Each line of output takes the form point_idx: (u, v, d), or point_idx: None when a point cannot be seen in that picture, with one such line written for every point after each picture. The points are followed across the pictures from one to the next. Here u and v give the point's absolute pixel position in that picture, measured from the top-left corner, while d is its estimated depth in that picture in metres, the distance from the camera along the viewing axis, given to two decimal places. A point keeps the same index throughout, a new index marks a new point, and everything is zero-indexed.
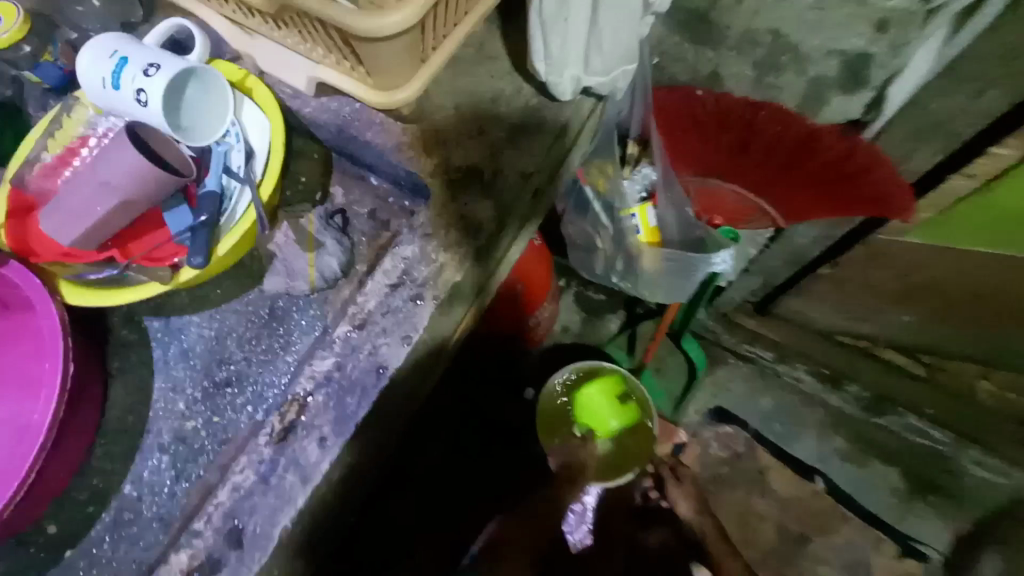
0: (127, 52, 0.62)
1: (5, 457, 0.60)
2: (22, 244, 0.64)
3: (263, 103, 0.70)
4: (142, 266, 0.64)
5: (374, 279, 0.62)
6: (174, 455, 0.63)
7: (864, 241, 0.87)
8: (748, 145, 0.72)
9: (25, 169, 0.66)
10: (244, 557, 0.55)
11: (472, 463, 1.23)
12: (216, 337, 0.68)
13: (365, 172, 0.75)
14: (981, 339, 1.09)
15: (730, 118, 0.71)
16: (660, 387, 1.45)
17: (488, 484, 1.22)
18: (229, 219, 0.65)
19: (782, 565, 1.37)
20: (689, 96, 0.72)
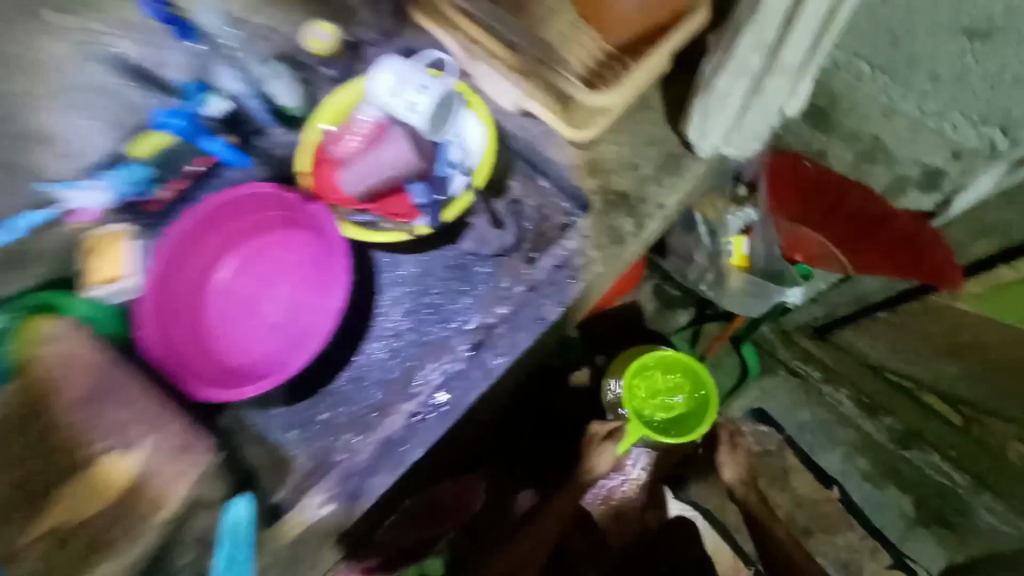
0: (405, 72, 0.90)
1: (291, 317, 0.99)
2: (316, 190, 0.97)
3: (480, 114, 0.95)
4: (389, 219, 0.95)
5: (545, 258, 0.91)
6: (390, 345, 0.96)
7: (923, 297, 1.09)
8: (834, 207, 0.95)
9: (320, 137, 0.97)
10: (444, 416, 0.85)
11: (538, 406, 1.48)
12: (422, 272, 0.99)
13: (535, 174, 0.99)
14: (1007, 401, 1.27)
15: (826, 185, 0.94)
16: (713, 381, 1.68)
17: (550, 429, 1.46)
18: (447, 196, 0.94)
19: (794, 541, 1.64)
20: (795, 162, 0.96)
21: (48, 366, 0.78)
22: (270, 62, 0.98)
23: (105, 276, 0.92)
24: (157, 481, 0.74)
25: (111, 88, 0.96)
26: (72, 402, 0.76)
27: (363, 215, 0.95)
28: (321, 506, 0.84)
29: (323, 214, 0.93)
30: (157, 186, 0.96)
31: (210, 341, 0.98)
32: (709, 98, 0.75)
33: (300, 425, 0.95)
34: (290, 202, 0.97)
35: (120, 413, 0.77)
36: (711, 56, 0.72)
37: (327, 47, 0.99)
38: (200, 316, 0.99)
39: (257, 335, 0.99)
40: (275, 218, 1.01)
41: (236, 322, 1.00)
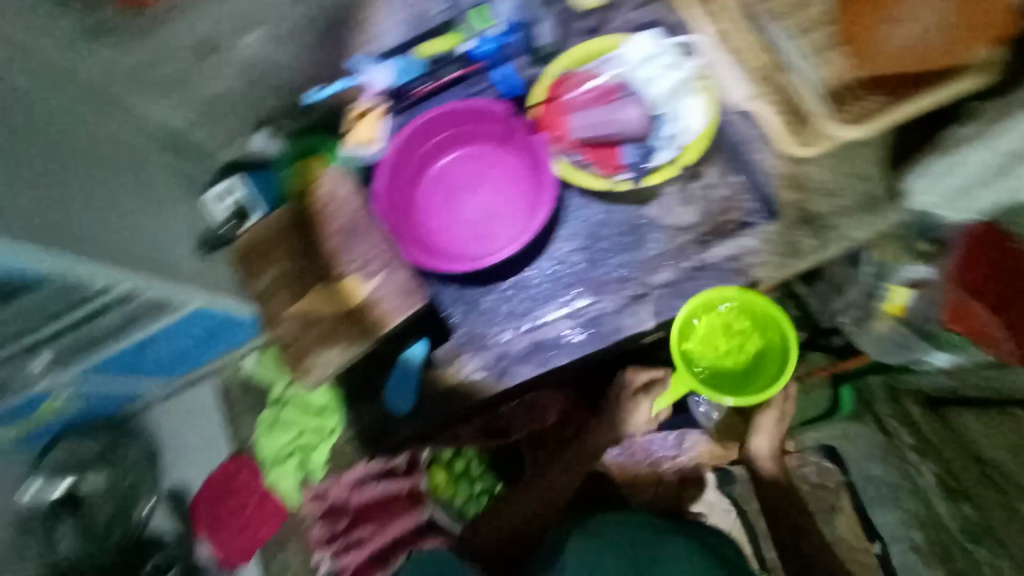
0: (662, 50, 1.07)
1: (482, 218, 1.16)
2: (541, 121, 1.12)
3: (706, 101, 1.05)
4: (596, 167, 1.09)
5: (719, 247, 1.06)
6: (556, 270, 1.12)
7: None
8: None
9: (560, 78, 1.11)
10: (593, 340, 1.07)
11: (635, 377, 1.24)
12: (602, 220, 1.12)
13: (733, 168, 1.09)
14: None
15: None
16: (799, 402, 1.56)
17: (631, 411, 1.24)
18: (654, 162, 1.07)
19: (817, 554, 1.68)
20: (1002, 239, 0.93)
21: (324, 198, 1.02)
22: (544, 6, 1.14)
23: (360, 139, 1.15)
24: (381, 306, 0.97)
25: None
26: (334, 230, 1.01)
27: (574, 155, 1.10)
28: (476, 369, 1.08)
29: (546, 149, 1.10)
30: (422, 81, 1.14)
31: (415, 213, 1.17)
32: (941, 160, 0.79)
33: (464, 303, 1.14)
34: (518, 124, 1.12)
35: (364, 248, 1.00)
36: (975, 120, 0.74)
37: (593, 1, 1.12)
38: (413, 191, 1.18)
39: (451, 222, 1.16)
40: (496, 131, 1.16)
41: (437, 205, 1.17)
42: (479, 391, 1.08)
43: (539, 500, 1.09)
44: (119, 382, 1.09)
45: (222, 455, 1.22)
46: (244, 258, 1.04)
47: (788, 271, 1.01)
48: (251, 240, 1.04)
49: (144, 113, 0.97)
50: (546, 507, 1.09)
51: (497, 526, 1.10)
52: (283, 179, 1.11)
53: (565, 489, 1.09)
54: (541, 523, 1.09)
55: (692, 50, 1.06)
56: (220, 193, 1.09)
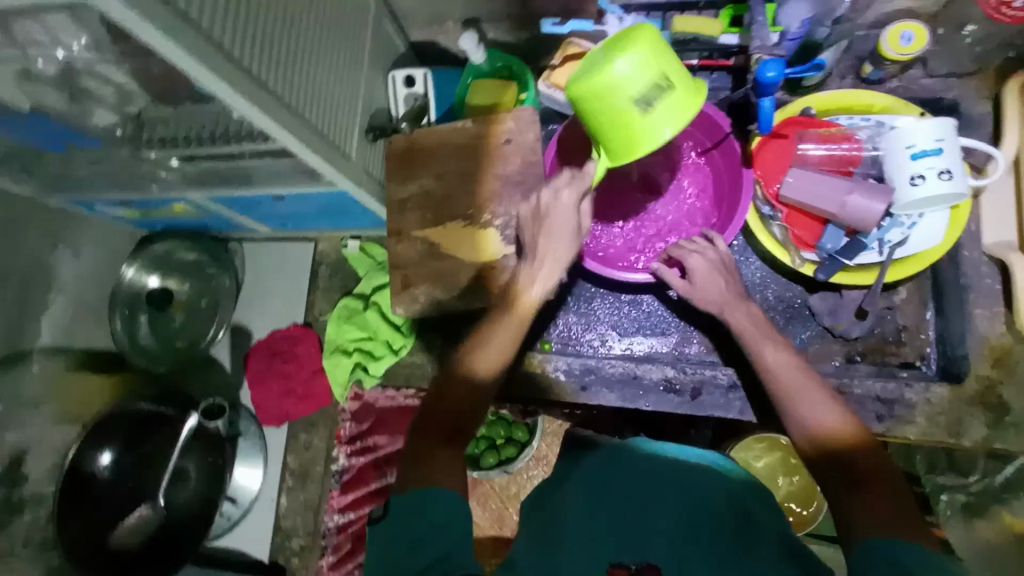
0: (946, 146, 0.83)
1: (635, 218, 1.03)
2: (756, 155, 0.96)
3: (953, 221, 0.89)
4: (789, 235, 0.95)
5: (872, 382, 0.93)
6: (683, 309, 1.02)
7: None
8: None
9: (801, 120, 0.94)
10: (687, 403, 0.97)
11: None
12: (759, 282, 1.02)
13: (928, 304, 0.96)
14: None
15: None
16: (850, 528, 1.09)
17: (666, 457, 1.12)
18: (852, 261, 0.91)
19: None
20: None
21: (504, 136, 0.95)
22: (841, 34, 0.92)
23: (557, 82, 1.02)
24: (505, 274, 0.91)
25: None
26: (495, 171, 0.94)
27: (769, 208, 0.96)
28: (559, 371, 1.01)
29: (744, 193, 0.93)
30: None
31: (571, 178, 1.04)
32: None
33: (575, 298, 1.06)
34: (727, 149, 0.98)
35: (516, 205, 0.92)
36: None
37: (907, 52, 0.88)
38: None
39: (602, 209, 1.04)
40: (699, 141, 1.02)
41: (592, 185, 1.04)
42: (556, 392, 1.01)
43: (467, 383, 0.70)
44: (238, 213, 1.10)
45: (294, 319, 1.22)
46: (396, 157, 0.98)
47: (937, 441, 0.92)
48: (411, 142, 0.98)
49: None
50: (478, 403, 0.69)
51: (425, 420, 0.66)
52: (464, 90, 1.04)
53: (503, 359, 0.72)
54: (472, 409, 0.68)
55: (981, 166, 0.92)
56: (403, 79, 1.04)
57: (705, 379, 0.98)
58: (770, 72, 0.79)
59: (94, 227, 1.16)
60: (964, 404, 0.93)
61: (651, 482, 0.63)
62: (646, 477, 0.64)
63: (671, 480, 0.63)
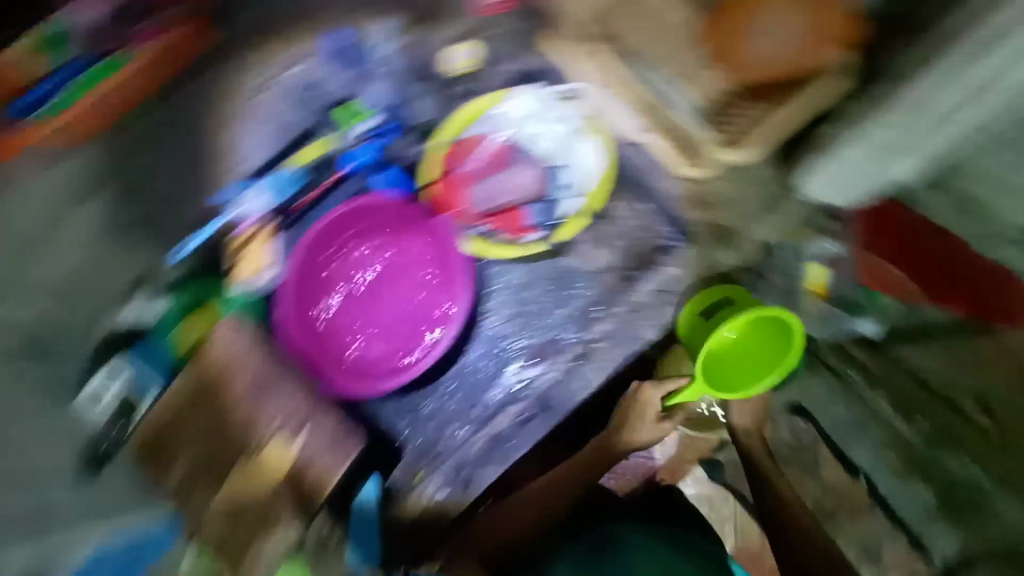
0: (543, 103, 1.02)
1: (395, 318, 1.04)
2: (438, 200, 1.04)
3: (602, 142, 1.02)
4: (506, 235, 1.04)
5: (647, 284, 1.04)
6: (492, 350, 1.07)
7: None
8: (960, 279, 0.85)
9: (445, 151, 1.03)
10: (548, 414, 1.06)
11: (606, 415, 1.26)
12: (524, 284, 1.07)
13: (634, 197, 1.05)
14: None
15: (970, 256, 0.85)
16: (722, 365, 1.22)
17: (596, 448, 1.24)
18: (559, 216, 1.03)
19: None
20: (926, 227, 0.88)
21: (220, 360, 0.92)
22: (411, 75, 1.01)
23: (250, 273, 0.99)
24: (312, 468, 0.94)
25: (278, 104, 0.98)
26: (238, 394, 0.92)
27: (478, 228, 1.04)
28: (438, 487, 1.05)
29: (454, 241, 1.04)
30: (301, 193, 1.02)
31: (326, 336, 1.02)
32: (836, 165, 0.80)
33: (408, 414, 1.07)
34: (417, 216, 1.04)
35: (283, 408, 0.94)
36: (841, 120, 0.79)
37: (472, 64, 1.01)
38: (318, 315, 1.02)
39: (369, 338, 1.04)
40: (389, 221, 1.03)
41: (347, 327, 1.03)
42: (446, 507, 1.05)
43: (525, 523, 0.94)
44: None
45: None
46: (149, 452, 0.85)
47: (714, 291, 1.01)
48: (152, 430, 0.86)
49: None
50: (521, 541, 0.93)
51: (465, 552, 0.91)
52: (174, 346, 0.93)
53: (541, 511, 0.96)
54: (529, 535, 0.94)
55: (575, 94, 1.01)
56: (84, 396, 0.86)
57: (543, 386, 1.07)
58: (348, 163, 1.02)
59: None
60: (714, 244, 1.07)
61: (651, 550, 0.85)
62: (637, 549, 0.86)
63: (657, 547, 0.86)
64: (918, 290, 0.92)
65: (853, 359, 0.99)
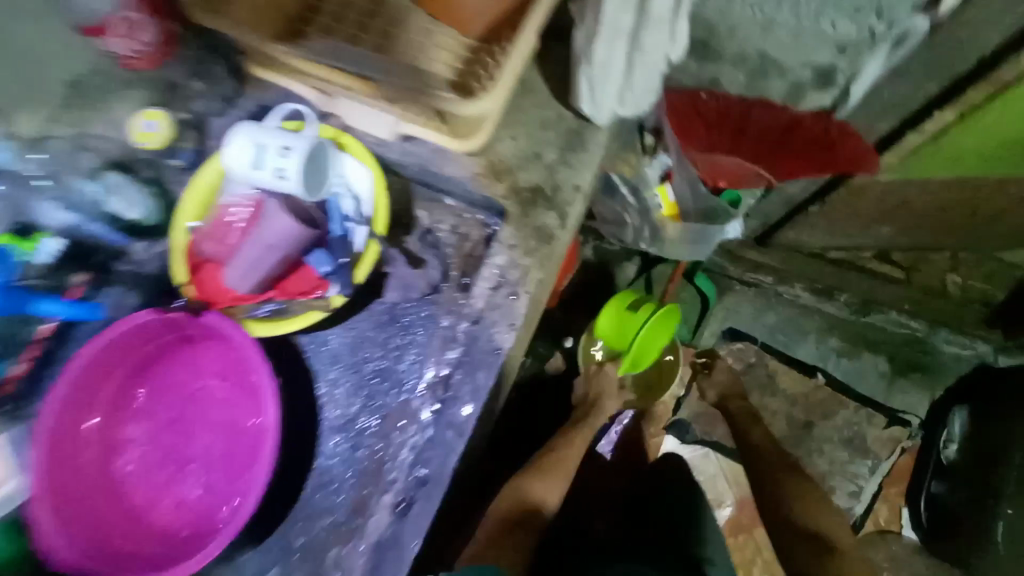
0: (260, 138, 0.78)
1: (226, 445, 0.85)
2: (204, 296, 0.84)
3: (359, 155, 0.87)
4: (299, 300, 0.84)
5: (478, 285, 0.83)
6: (347, 433, 0.88)
7: (827, 197, 1.11)
8: (784, 143, 0.88)
9: (189, 237, 0.83)
10: (430, 492, 0.80)
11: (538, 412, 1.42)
12: (355, 342, 0.91)
13: (438, 195, 0.92)
14: (953, 233, 1.32)
15: (781, 120, 0.86)
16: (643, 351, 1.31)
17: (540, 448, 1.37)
18: (353, 252, 0.85)
19: (764, 391, 1.67)
20: (747, 106, 0.87)
21: None
22: (100, 172, 0.84)
23: None
24: None
25: None
26: None
27: (267, 304, 0.85)
28: None
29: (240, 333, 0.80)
30: (13, 364, 0.80)
31: (142, 498, 0.84)
32: (595, 68, 0.69)
33: (284, 552, 0.86)
34: (182, 321, 0.82)
35: None
36: (584, 21, 0.68)
37: (160, 137, 0.82)
38: (124, 476, 0.84)
39: (194, 482, 0.85)
40: (171, 340, 0.85)
41: (162, 477, 0.85)
42: None
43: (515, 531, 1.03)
44: None
45: None
46: None
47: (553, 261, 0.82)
48: None
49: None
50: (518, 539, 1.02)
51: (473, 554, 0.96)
52: None
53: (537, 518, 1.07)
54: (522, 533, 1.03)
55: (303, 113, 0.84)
56: None
57: (412, 458, 0.82)
58: None
59: None
60: None
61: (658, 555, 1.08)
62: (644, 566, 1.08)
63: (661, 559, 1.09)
64: (750, 164, 0.91)
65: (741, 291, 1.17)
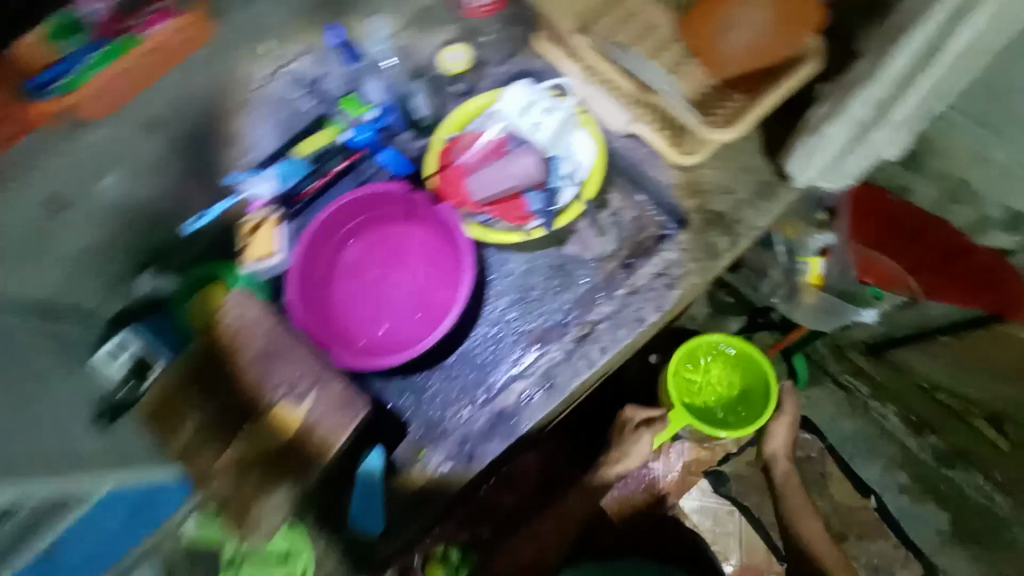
0: (536, 97, 1.09)
1: (409, 299, 1.13)
2: (440, 190, 1.10)
3: (591, 133, 1.08)
4: (506, 221, 1.07)
5: (645, 268, 1.04)
6: (496, 330, 1.11)
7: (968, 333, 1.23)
8: (951, 257, 1.03)
9: (447, 144, 1.10)
10: (552, 396, 0.99)
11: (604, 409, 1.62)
12: (527, 270, 1.12)
13: (635, 190, 1.13)
14: None
15: (951, 239, 1.04)
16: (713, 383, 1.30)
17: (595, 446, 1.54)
18: (561, 205, 1.07)
19: (811, 486, 1.73)
20: (926, 216, 1.06)
21: (232, 330, 0.97)
22: (412, 78, 1.13)
23: (262, 253, 1.09)
24: (319, 428, 0.90)
25: (286, 98, 1.12)
26: (248, 360, 0.94)
27: (482, 216, 1.08)
28: (442, 465, 1.00)
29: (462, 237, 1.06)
30: (309, 180, 1.11)
31: (336, 316, 1.11)
32: (813, 143, 0.85)
33: (415, 393, 1.10)
34: (419, 202, 1.09)
35: (287, 374, 0.94)
36: (827, 100, 0.82)
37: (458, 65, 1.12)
38: (329, 296, 1.12)
39: (382, 315, 1.12)
40: (398, 211, 1.13)
41: (364, 301, 1.13)
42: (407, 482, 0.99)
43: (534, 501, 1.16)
44: None
45: None
46: (152, 415, 0.89)
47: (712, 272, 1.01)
48: (189, 371, 0.93)
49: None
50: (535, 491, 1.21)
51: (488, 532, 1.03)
52: (181, 317, 1.02)
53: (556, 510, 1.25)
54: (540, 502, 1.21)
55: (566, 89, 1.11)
56: (107, 354, 0.94)
57: (540, 369, 1.05)
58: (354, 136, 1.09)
59: None
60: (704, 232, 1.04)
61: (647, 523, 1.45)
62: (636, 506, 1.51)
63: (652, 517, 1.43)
64: (903, 267, 1.09)
65: None
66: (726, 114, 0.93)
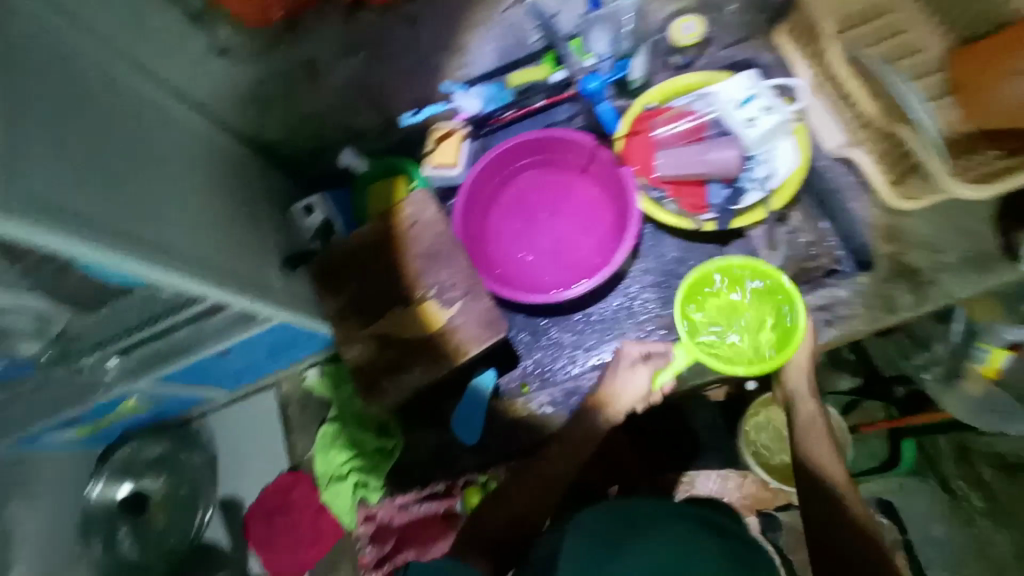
0: (758, 91, 1.03)
1: (558, 247, 1.16)
2: (626, 153, 1.09)
3: (801, 143, 1.01)
4: (683, 206, 1.07)
5: (807, 297, 1.02)
6: (630, 304, 1.11)
7: None
8: None
9: (646, 112, 1.08)
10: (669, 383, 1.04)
11: None
12: (681, 257, 1.11)
13: (820, 214, 1.08)
14: None
15: None
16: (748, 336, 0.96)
17: None
18: (744, 206, 1.03)
19: None
20: None
21: (409, 221, 1.01)
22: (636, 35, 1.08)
23: (441, 161, 1.15)
24: (458, 334, 0.97)
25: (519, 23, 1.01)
26: (415, 254, 1.01)
27: (657, 192, 1.07)
28: (545, 405, 1.08)
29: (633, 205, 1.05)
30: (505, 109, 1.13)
31: (487, 239, 1.17)
32: None
33: (532, 335, 1.13)
34: (602, 159, 1.10)
35: (443, 273, 0.99)
36: None
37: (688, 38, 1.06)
38: (487, 219, 1.17)
39: (528, 253, 1.16)
40: (576, 162, 1.15)
41: (515, 234, 1.17)
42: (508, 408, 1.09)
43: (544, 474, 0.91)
44: (192, 386, 1.11)
45: (280, 467, 1.26)
46: (324, 274, 1.03)
47: (882, 325, 0.98)
48: (363, 244, 1.02)
49: (201, 100, 0.94)
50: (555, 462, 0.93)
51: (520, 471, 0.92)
52: (364, 197, 1.13)
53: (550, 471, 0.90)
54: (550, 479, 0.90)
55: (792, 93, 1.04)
56: (302, 210, 1.08)
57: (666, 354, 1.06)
58: (589, 84, 1.07)
59: (48, 464, 1.13)
60: (886, 283, 0.99)
61: None
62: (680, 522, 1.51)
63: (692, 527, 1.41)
64: None
65: (981, 488, 1.12)
66: (971, 171, 0.82)
